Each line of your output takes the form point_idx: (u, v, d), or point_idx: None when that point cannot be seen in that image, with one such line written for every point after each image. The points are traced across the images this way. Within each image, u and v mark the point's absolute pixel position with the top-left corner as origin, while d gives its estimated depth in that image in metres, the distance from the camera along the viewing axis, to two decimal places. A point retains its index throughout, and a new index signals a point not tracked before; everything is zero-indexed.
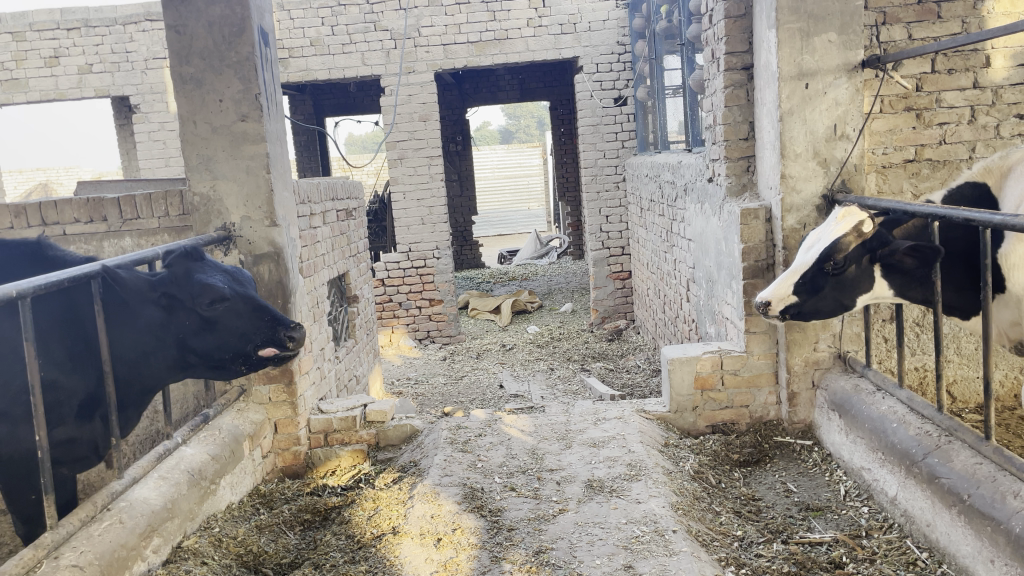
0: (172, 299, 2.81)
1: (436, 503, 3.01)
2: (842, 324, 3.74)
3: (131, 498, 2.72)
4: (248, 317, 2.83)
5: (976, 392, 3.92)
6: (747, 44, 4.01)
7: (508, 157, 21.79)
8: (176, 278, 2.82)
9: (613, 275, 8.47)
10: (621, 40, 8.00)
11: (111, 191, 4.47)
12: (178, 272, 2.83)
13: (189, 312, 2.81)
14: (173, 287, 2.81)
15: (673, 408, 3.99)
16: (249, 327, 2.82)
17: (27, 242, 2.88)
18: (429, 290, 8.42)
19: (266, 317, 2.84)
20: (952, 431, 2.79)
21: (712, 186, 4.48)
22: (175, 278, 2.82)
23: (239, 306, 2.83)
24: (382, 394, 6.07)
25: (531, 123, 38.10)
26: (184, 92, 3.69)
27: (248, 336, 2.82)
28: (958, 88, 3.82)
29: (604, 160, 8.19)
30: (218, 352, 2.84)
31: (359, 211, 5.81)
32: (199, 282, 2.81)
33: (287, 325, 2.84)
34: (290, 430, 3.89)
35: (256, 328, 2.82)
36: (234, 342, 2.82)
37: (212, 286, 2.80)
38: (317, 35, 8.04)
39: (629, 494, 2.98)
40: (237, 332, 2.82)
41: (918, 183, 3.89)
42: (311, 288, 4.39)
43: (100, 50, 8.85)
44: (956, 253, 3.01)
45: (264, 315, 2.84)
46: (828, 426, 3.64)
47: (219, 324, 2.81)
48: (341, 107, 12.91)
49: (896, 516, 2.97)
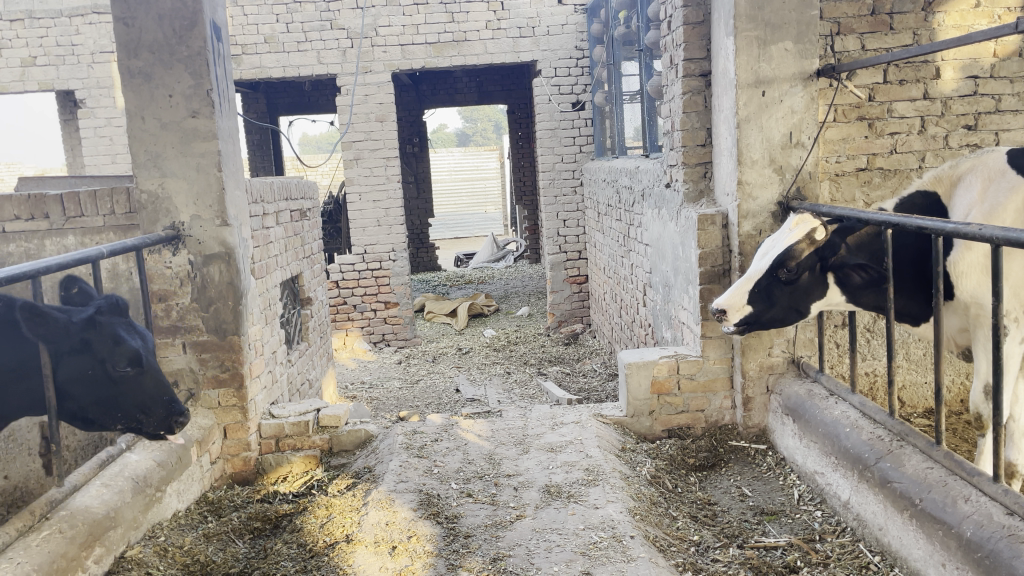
0: (85, 347, 2.62)
1: (391, 510, 2.95)
2: (795, 329, 3.78)
3: (71, 506, 2.61)
4: (150, 394, 2.72)
5: (924, 397, 4.00)
6: (705, 51, 4.03)
7: (465, 160, 21.74)
8: (97, 328, 2.64)
9: (569, 279, 8.49)
10: (579, 45, 8.02)
11: (54, 187, 4.29)
12: (103, 323, 2.65)
13: (97, 366, 2.63)
14: (94, 339, 2.62)
15: (630, 413, 3.99)
16: (152, 401, 2.72)
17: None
18: (384, 292, 8.33)
19: (165, 399, 2.75)
20: (904, 436, 2.85)
21: (669, 191, 4.51)
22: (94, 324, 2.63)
23: (150, 378, 2.71)
24: (336, 398, 5.97)
25: (488, 127, 38.09)
26: (132, 86, 3.58)
27: (144, 408, 2.71)
28: (908, 99, 3.90)
29: (562, 164, 8.21)
30: (103, 410, 2.67)
31: (313, 212, 5.71)
32: (121, 338, 2.66)
33: (179, 410, 2.78)
34: (240, 435, 3.80)
35: (157, 404, 2.73)
36: (127, 410, 2.69)
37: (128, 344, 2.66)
38: (272, 32, 7.89)
39: (587, 500, 2.96)
40: (136, 400, 2.70)
41: (870, 192, 3.96)
42: (263, 289, 4.29)
43: (44, 42, 8.57)
44: (907, 260, 3.05)
45: (165, 395, 2.75)
46: (782, 430, 3.68)
47: (123, 389, 2.67)
48: (296, 106, 12.74)
49: (848, 519, 3.01)
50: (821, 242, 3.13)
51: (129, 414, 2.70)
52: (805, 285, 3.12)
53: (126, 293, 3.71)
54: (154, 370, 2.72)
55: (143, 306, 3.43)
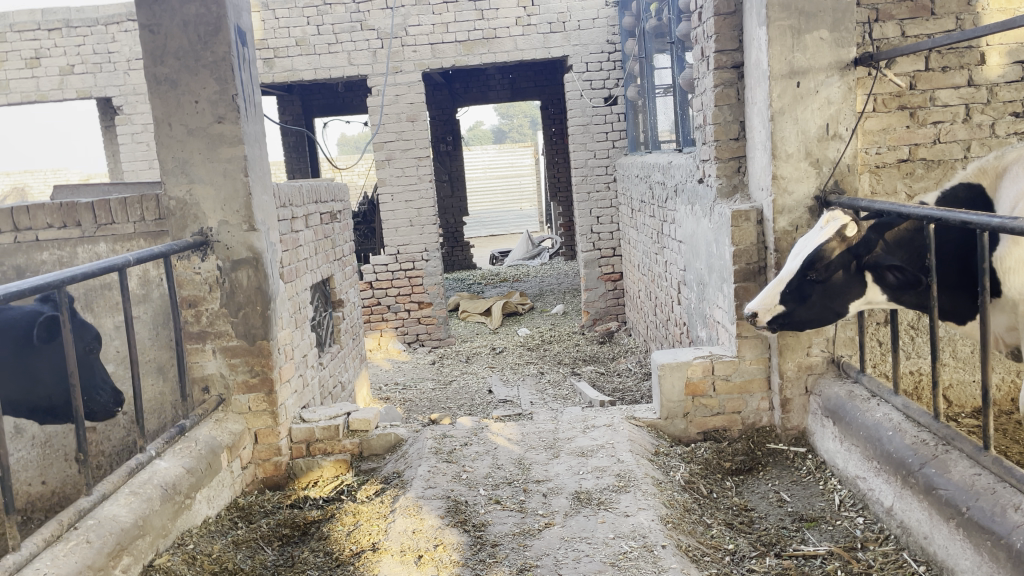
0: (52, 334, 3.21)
1: (419, 517, 2.91)
2: (835, 328, 3.65)
3: (100, 513, 2.62)
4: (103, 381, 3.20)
5: (972, 397, 3.85)
6: (737, 42, 3.92)
7: (500, 157, 21.69)
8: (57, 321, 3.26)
9: (604, 277, 8.39)
10: (610, 39, 7.91)
11: (88, 195, 4.33)
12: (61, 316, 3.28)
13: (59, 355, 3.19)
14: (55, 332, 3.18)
15: (663, 415, 3.90)
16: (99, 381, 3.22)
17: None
18: (418, 292, 8.32)
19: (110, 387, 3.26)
20: (950, 440, 2.71)
21: (702, 187, 4.39)
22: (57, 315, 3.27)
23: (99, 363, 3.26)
24: (369, 400, 5.96)
25: (524, 123, 37.97)
26: (158, 93, 3.58)
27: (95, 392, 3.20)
28: (952, 87, 3.74)
29: (594, 160, 8.11)
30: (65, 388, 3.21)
31: (344, 214, 5.71)
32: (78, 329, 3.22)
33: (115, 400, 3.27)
34: (271, 440, 3.79)
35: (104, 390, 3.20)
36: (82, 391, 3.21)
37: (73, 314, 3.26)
38: (303, 34, 7.92)
39: (618, 507, 2.89)
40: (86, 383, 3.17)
41: (912, 184, 3.81)
42: (293, 293, 4.28)
43: (82, 51, 8.72)
44: (950, 256, 2.90)
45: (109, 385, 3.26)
46: (822, 433, 3.56)
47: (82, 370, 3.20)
48: (330, 107, 12.81)
49: (892, 527, 2.88)
50: (853, 238, 3.03)
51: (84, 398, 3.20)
52: (839, 284, 3.02)
53: (157, 299, 3.70)
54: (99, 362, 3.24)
55: (172, 312, 3.44)
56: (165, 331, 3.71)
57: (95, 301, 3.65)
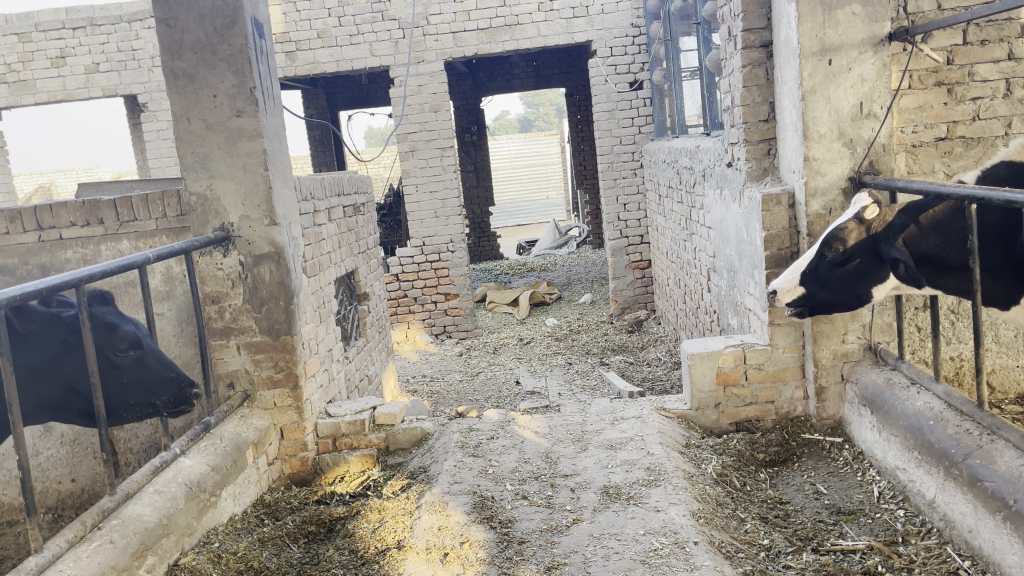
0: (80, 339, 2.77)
1: (444, 513, 2.86)
2: (871, 314, 3.53)
3: (124, 512, 2.61)
4: (156, 372, 2.83)
5: (1016, 382, 3.71)
6: (765, 20, 3.79)
7: (526, 146, 21.55)
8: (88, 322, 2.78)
9: (632, 265, 8.28)
10: (635, 23, 7.77)
11: (112, 192, 4.31)
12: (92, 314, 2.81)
13: (94, 355, 2.77)
14: (84, 328, 2.78)
15: (694, 406, 3.81)
16: (158, 376, 2.82)
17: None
18: (444, 284, 8.29)
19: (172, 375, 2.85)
20: (995, 429, 2.59)
21: (731, 170, 4.28)
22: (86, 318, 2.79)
23: (152, 357, 2.84)
24: (397, 393, 5.93)
25: (550, 111, 37.77)
26: (177, 88, 3.55)
27: (158, 390, 2.82)
28: (992, 61, 3.58)
29: (621, 146, 7.99)
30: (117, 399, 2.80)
31: (368, 207, 5.67)
32: (115, 325, 2.80)
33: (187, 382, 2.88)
34: (297, 436, 3.76)
35: (166, 381, 2.82)
36: (139, 394, 2.81)
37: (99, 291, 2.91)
38: (324, 26, 7.88)
39: (648, 502, 2.81)
40: (145, 381, 2.81)
41: (951, 163, 3.67)
42: (316, 287, 4.24)
43: (107, 48, 8.78)
44: (993, 240, 2.76)
45: (170, 373, 2.85)
46: (859, 422, 3.45)
47: (127, 373, 2.80)
48: (354, 99, 12.78)
49: (934, 520, 2.77)
50: (875, 220, 2.98)
51: (142, 397, 2.82)
52: (857, 270, 3.00)
53: (181, 296, 3.67)
54: (154, 349, 2.86)
55: (193, 308, 3.40)
56: (189, 328, 3.68)
57: (120, 298, 3.64)
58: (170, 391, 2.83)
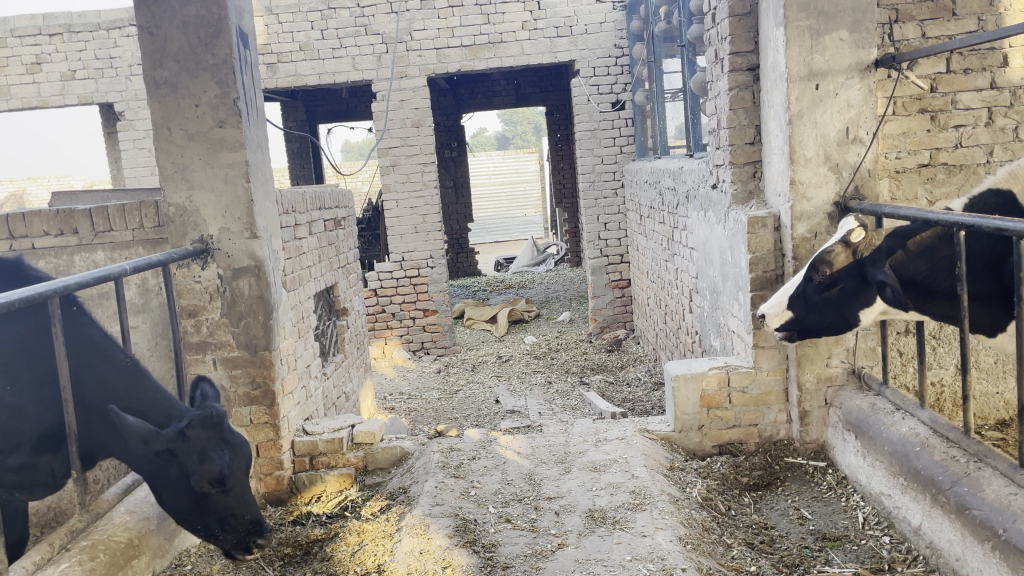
0: (172, 457, 2.53)
1: (425, 537, 2.79)
2: (855, 338, 3.54)
3: (95, 528, 2.55)
4: (231, 512, 2.60)
5: (997, 408, 3.72)
6: (753, 43, 3.81)
7: (504, 163, 21.57)
8: (185, 444, 2.53)
9: (611, 284, 8.28)
10: (618, 43, 7.81)
11: (87, 202, 4.21)
12: (192, 437, 2.54)
13: (180, 479, 2.54)
14: (180, 449, 2.52)
15: (677, 428, 3.78)
16: (233, 517, 2.60)
17: (7, 260, 2.97)
18: (423, 300, 8.22)
19: (247, 518, 2.62)
20: (983, 457, 2.59)
21: (716, 193, 4.28)
22: (183, 439, 2.53)
23: (234, 495, 2.60)
24: (374, 410, 5.84)
25: (528, 129, 37.93)
26: (158, 97, 3.48)
27: (228, 529, 2.60)
28: (974, 89, 3.62)
29: (602, 165, 8.00)
30: (188, 517, 2.60)
31: (348, 221, 5.60)
32: (207, 455, 2.54)
33: (262, 531, 2.65)
34: (273, 454, 3.67)
35: (239, 521, 2.61)
36: (210, 525, 2.60)
37: (213, 409, 2.63)
38: (307, 39, 7.82)
39: (634, 527, 2.77)
40: (217, 518, 2.59)
41: (934, 189, 3.69)
42: (296, 302, 4.16)
43: (83, 56, 8.65)
44: (979, 266, 2.76)
45: (246, 515, 2.62)
46: (842, 447, 3.44)
47: (206, 504, 2.57)
48: (334, 113, 12.71)
49: (921, 547, 2.76)
50: (861, 245, 2.97)
51: (211, 529, 2.61)
52: (843, 295, 3.00)
53: (156, 309, 3.57)
54: (239, 488, 2.60)
55: (170, 321, 3.31)
56: (165, 342, 3.58)
57: (93, 311, 3.54)
58: (240, 530, 2.61)
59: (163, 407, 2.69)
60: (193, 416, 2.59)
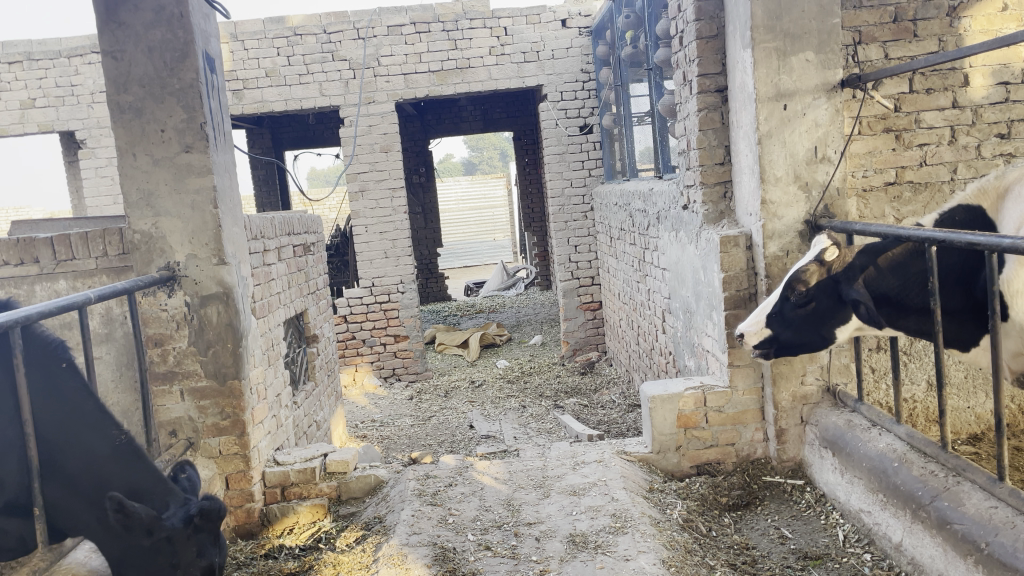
0: (168, 547, 2.34)
1: (404, 566, 2.72)
2: (829, 355, 3.55)
3: (61, 567, 2.53)
4: None
5: (968, 423, 3.76)
6: (719, 65, 3.85)
7: (473, 188, 21.58)
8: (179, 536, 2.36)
9: (583, 306, 8.28)
10: (584, 68, 7.88)
11: (48, 230, 4.10)
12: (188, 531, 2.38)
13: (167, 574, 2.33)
14: (176, 541, 2.35)
15: (655, 449, 3.76)
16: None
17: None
18: (393, 325, 8.15)
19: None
20: (961, 471, 2.60)
21: (687, 214, 4.29)
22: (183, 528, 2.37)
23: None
24: (345, 439, 5.74)
25: (495, 154, 38.11)
26: (122, 122, 3.41)
27: None
28: (937, 109, 3.70)
29: (572, 188, 8.04)
30: None
31: (317, 247, 5.52)
32: (203, 550, 2.39)
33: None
34: (243, 485, 3.58)
35: None
36: None
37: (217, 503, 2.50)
38: (273, 65, 7.76)
39: (617, 550, 2.73)
40: None
41: (900, 208, 3.75)
42: (265, 329, 4.07)
43: (44, 84, 8.50)
44: (952, 280, 2.79)
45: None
46: (820, 464, 3.43)
47: None
48: (301, 139, 12.63)
49: (902, 563, 2.75)
50: (835, 262, 2.99)
51: None
52: (817, 313, 3.00)
53: (121, 338, 3.46)
54: None
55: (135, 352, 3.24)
56: (130, 373, 3.47)
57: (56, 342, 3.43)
58: None
59: (155, 495, 2.48)
60: (199, 503, 2.45)
